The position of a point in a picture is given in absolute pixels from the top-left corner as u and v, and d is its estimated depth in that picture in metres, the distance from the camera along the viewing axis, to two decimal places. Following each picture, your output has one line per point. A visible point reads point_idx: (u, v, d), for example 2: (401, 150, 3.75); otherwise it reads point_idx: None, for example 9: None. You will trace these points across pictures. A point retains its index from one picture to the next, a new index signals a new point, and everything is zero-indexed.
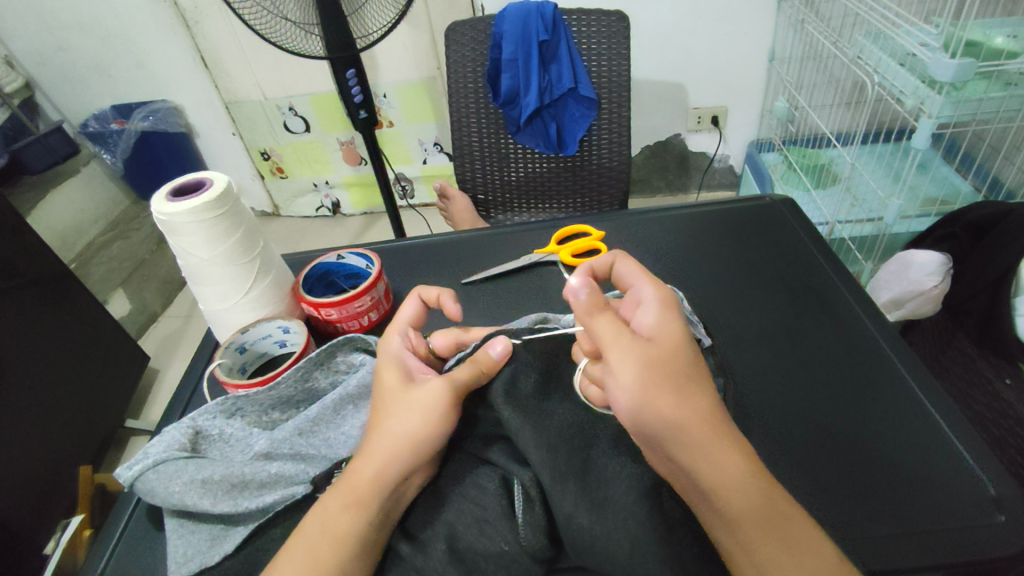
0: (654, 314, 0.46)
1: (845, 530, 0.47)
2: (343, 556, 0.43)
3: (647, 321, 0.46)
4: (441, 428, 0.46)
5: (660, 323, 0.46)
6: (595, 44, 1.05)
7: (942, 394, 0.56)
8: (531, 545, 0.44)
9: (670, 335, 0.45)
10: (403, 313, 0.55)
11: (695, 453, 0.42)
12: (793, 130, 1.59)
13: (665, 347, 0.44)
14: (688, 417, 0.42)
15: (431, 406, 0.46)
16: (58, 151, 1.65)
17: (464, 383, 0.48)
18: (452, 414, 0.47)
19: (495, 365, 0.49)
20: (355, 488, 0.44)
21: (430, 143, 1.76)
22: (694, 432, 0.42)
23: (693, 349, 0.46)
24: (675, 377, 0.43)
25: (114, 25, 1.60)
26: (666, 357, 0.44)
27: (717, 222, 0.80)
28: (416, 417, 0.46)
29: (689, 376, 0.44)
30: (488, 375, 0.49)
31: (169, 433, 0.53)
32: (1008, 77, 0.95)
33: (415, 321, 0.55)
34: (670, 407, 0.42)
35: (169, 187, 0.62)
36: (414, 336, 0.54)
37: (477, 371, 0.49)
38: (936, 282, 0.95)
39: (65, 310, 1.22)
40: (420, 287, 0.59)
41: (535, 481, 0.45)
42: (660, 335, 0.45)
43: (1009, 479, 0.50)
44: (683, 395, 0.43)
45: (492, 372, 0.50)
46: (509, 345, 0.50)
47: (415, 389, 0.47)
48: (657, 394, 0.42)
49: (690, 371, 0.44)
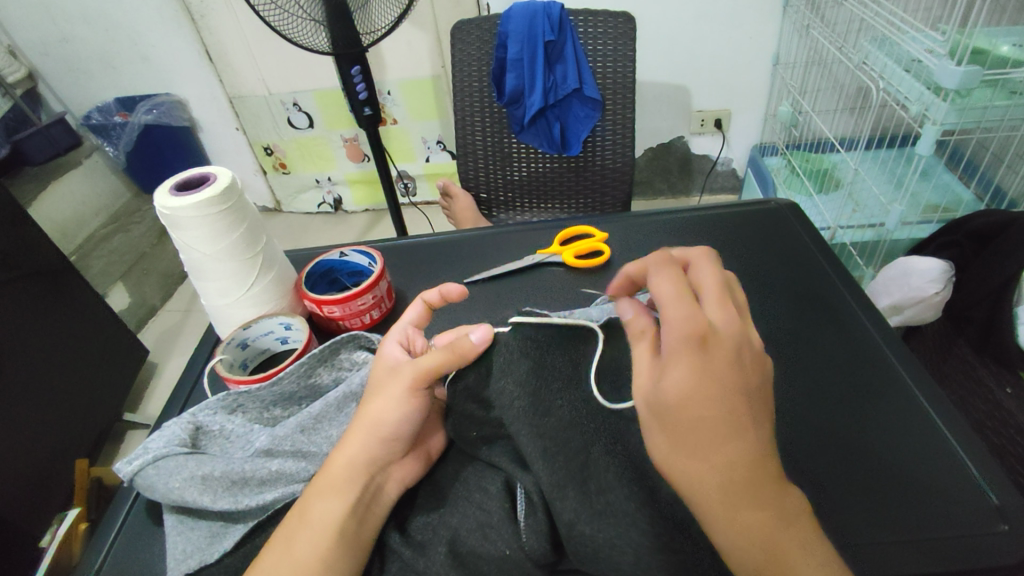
0: (672, 360, 0.41)
1: (850, 541, 0.47)
2: (322, 545, 0.43)
3: (668, 370, 0.41)
4: (405, 412, 0.48)
5: (682, 372, 0.41)
6: (601, 45, 1.05)
7: (945, 403, 0.56)
8: (534, 550, 0.43)
9: (683, 387, 0.40)
10: (406, 314, 0.57)
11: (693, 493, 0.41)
12: (796, 135, 1.59)
13: (679, 402, 0.41)
14: (694, 477, 0.41)
15: (393, 391, 0.48)
16: (60, 143, 1.64)
17: (434, 368, 0.49)
18: (417, 398, 0.49)
19: (475, 350, 0.50)
20: (332, 478, 0.46)
21: (433, 141, 1.75)
22: (700, 490, 0.41)
23: (717, 399, 0.40)
24: (686, 437, 0.41)
25: (119, 17, 1.59)
26: (677, 413, 0.41)
27: (722, 225, 0.80)
28: (379, 402, 0.48)
29: (701, 433, 0.40)
30: (460, 357, 0.49)
31: (170, 428, 0.53)
32: (1013, 85, 0.95)
33: (419, 321, 0.57)
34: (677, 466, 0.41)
35: (172, 181, 0.62)
36: (412, 332, 0.55)
37: (452, 357, 0.49)
38: (937, 289, 0.96)
39: (64, 302, 1.22)
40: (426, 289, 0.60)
41: (536, 486, 0.44)
42: (675, 387, 0.41)
43: (1010, 488, 0.50)
44: (692, 455, 0.41)
45: (468, 357, 0.50)
46: (490, 332, 0.51)
47: (387, 381, 0.49)
48: (667, 453, 0.42)
49: (703, 431, 0.40)
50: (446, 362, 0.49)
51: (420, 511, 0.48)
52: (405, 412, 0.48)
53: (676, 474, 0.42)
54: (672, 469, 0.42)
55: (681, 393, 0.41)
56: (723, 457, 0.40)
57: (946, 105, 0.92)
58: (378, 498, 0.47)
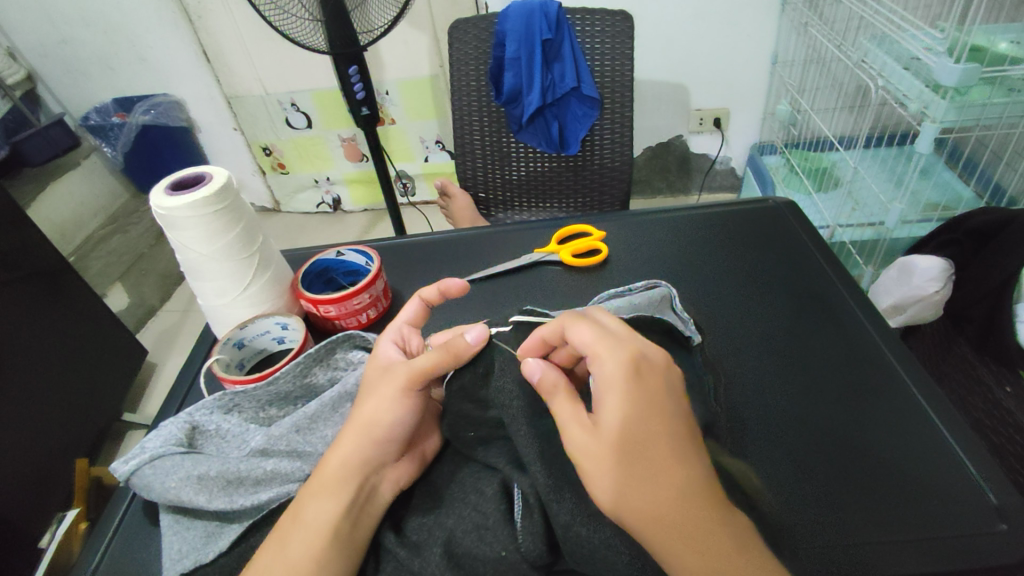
0: (608, 392, 0.43)
1: (849, 541, 0.47)
2: (315, 545, 0.43)
3: (607, 401, 0.43)
4: (398, 413, 0.48)
5: (622, 401, 0.43)
6: (599, 45, 1.04)
7: (943, 401, 0.56)
8: (530, 552, 0.43)
9: (629, 415, 0.42)
10: (401, 313, 0.57)
11: (657, 523, 0.40)
12: (795, 134, 1.59)
13: (622, 432, 0.42)
14: (653, 507, 0.41)
15: (387, 391, 0.48)
16: (59, 143, 1.64)
17: (428, 368, 0.49)
18: (411, 399, 0.48)
19: (470, 350, 0.50)
20: (326, 480, 0.46)
21: (431, 141, 1.75)
22: (660, 525, 0.40)
23: (660, 422, 0.43)
24: (637, 466, 0.41)
25: (117, 18, 1.59)
26: (625, 443, 0.42)
27: (721, 224, 0.80)
28: (373, 403, 0.48)
29: (652, 458, 0.42)
30: (454, 357, 0.49)
31: (166, 428, 0.53)
32: (1011, 83, 0.94)
33: (414, 320, 0.57)
34: (628, 500, 0.41)
35: (168, 180, 0.62)
36: (406, 332, 0.55)
37: (447, 357, 0.49)
38: (937, 287, 0.96)
39: (63, 303, 1.21)
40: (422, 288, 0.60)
41: (533, 487, 0.44)
42: (619, 416, 0.42)
43: (1009, 487, 0.50)
44: (647, 483, 0.41)
45: (462, 356, 0.50)
46: (484, 333, 0.51)
47: (381, 381, 0.49)
48: (619, 487, 0.41)
49: (654, 455, 0.42)
50: (440, 362, 0.49)
51: (416, 511, 0.48)
52: (400, 413, 0.48)
53: (632, 510, 0.41)
54: (624, 504, 0.41)
55: (626, 422, 0.42)
56: (679, 482, 0.41)
57: (944, 103, 0.92)
58: (372, 499, 0.47)
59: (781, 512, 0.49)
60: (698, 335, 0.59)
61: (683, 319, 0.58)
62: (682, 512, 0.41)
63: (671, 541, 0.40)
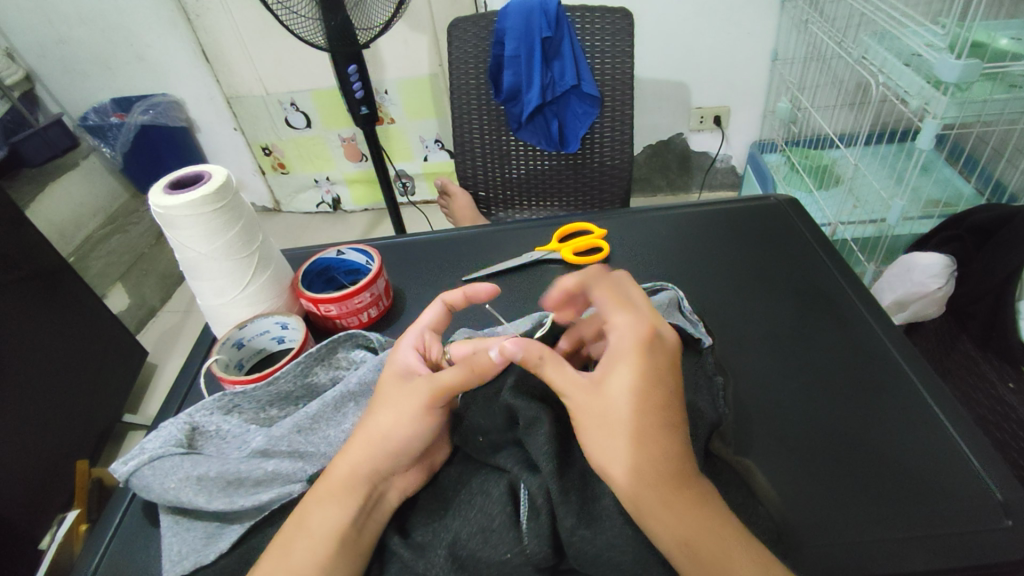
0: (618, 362, 0.46)
1: (858, 539, 0.46)
2: (321, 552, 0.43)
3: (616, 372, 0.46)
4: (415, 428, 0.47)
5: (633, 371, 0.45)
6: (598, 41, 1.04)
7: (948, 398, 0.56)
8: (535, 554, 0.42)
9: (637, 385, 0.45)
10: (424, 316, 0.56)
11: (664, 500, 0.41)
12: (795, 131, 1.59)
13: (627, 398, 0.45)
14: (657, 471, 0.42)
15: (406, 406, 0.47)
16: (58, 145, 1.62)
17: (451, 386, 0.47)
18: (430, 416, 0.48)
19: (493, 368, 0.47)
20: (335, 485, 0.46)
21: (430, 139, 1.75)
22: (649, 487, 0.42)
23: (664, 398, 0.45)
24: (636, 429, 0.44)
25: (115, 18, 1.59)
26: (629, 410, 0.44)
27: (722, 221, 0.80)
28: (390, 416, 0.48)
29: (650, 425, 0.44)
30: (478, 375, 0.47)
31: (166, 429, 0.53)
32: (1011, 80, 0.93)
33: (435, 325, 0.56)
34: (624, 460, 0.43)
35: (168, 179, 0.61)
36: (428, 337, 0.55)
37: (470, 375, 0.47)
38: (939, 284, 0.95)
39: (63, 304, 1.21)
40: (444, 290, 0.58)
41: (541, 489, 0.43)
42: (626, 385, 0.45)
43: (1015, 484, 0.49)
44: (643, 446, 0.43)
45: (487, 374, 0.47)
46: (509, 349, 0.47)
47: (401, 391, 0.49)
48: (625, 448, 0.43)
49: (654, 423, 0.44)
50: (464, 379, 0.47)
51: (421, 512, 0.48)
52: (415, 427, 0.47)
53: (624, 470, 0.42)
54: (618, 463, 0.43)
55: (632, 390, 0.45)
56: (672, 452, 0.43)
57: (946, 99, 0.92)
58: (380, 504, 0.46)
59: (787, 511, 0.48)
60: (704, 336, 0.58)
61: (690, 320, 0.58)
62: (670, 476, 0.42)
63: (674, 514, 0.41)
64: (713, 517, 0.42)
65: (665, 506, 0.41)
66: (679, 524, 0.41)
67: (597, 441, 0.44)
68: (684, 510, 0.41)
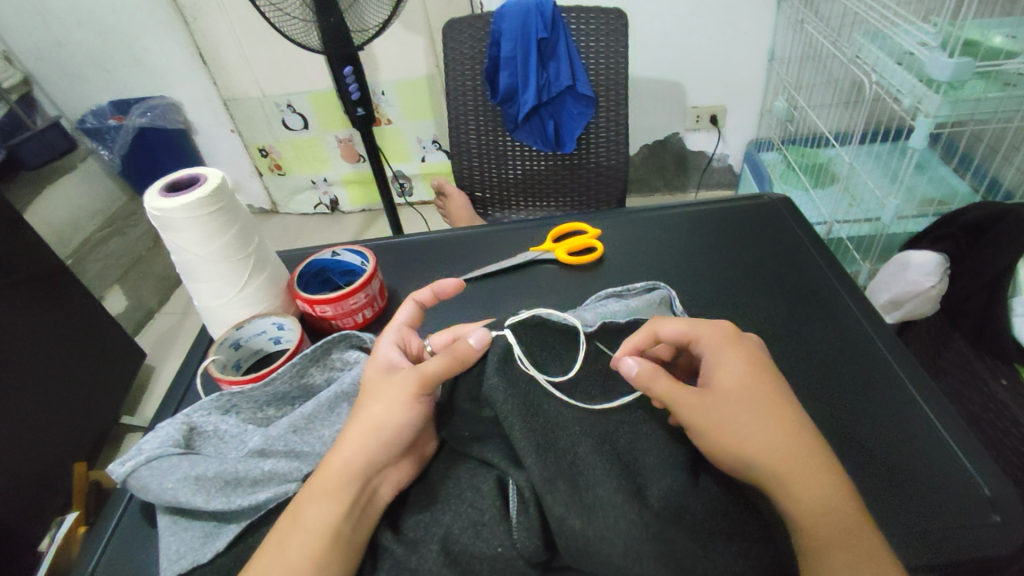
0: (720, 356, 0.50)
1: (936, 525, 0.47)
2: (316, 547, 0.44)
3: (722, 362, 0.50)
4: (408, 416, 0.48)
5: (734, 363, 0.50)
6: (592, 42, 1.04)
7: (938, 396, 0.56)
8: (525, 548, 0.44)
9: (741, 369, 0.49)
10: (397, 315, 0.58)
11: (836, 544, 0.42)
12: (792, 130, 1.57)
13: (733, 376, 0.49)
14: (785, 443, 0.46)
15: (397, 395, 0.49)
16: (57, 147, 1.64)
17: (435, 372, 0.49)
18: (420, 403, 0.49)
19: (473, 353, 0.50)
20: (329, 480, 0.46)
21: (428, 141, 1.76)
22: (784, 453, 0.46)
23: (767, 380, 0.49)
24: (752, 403, 0.48)
25: (113, 21, 1.59)
26: (742, 394, 0.48)
27: (714, 220, 0.80)
28: (381, 406, 0.49)
29: (762, 400, 0.48)
30: (460, 361, 0.49)
31: (164, 429, 0.53)
32: (1005, 78, 0.95)
33: (411, 321, 0.58)
34: (753, 433, 0.46)
35: (162, 182, 0.62)
36: (406, 333, 0.56)
37: (454, 361, 0.49)
38: (933, 281, 0.95)
39: (61, 307, 1.22)
40: (414, 290, 0.61)
41: (528, 482, 0.45)
42: (732, 374, 0.49)
43: (1004, 481, 0.50)
44: (765, 421, 0.47)
45: (467, 360, 0.50)
46: (487, 335, 0.50)
47: (391, 381, 0.50)
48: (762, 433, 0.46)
49: (770, 398, 0.48)
50: (449, 366, 0.49)
51: (412, 509, 0.48)
52: (408, 415, 0.48)
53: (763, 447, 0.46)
54: (741, 441, 0.46)
55: (743, 374, 0.49)
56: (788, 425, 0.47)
57: (938, 98, 0.93)
58: (373, 499, 0.47)
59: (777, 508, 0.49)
60: None
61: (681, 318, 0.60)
62: (800, 451, 0.46)
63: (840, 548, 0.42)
64: (847, 498, 0.45)
65: (793, 473, 0.45)
66: (812, 498, 0.44)
67: (718, 434, 0.46)
68: (813, 479, 0.45)
